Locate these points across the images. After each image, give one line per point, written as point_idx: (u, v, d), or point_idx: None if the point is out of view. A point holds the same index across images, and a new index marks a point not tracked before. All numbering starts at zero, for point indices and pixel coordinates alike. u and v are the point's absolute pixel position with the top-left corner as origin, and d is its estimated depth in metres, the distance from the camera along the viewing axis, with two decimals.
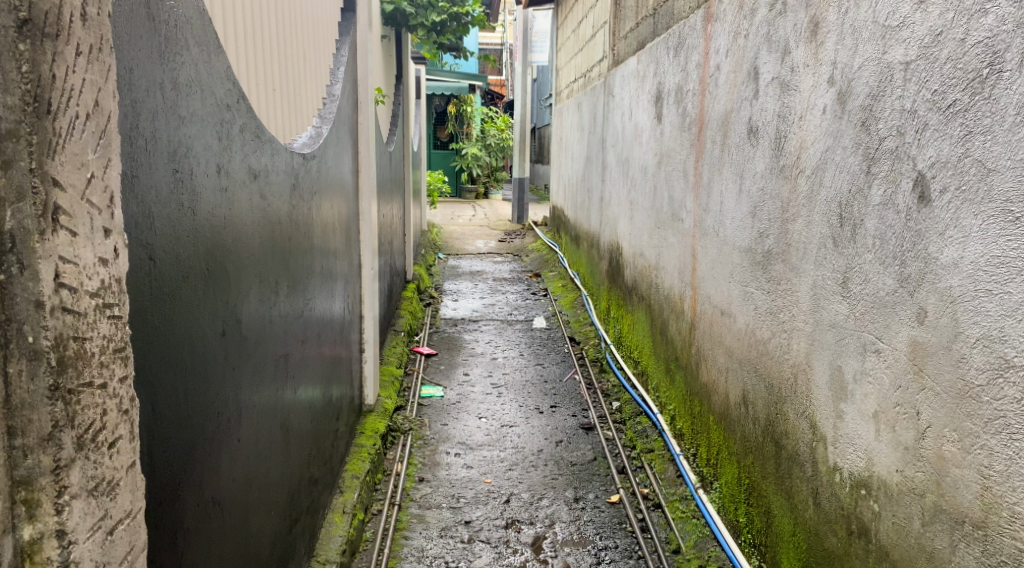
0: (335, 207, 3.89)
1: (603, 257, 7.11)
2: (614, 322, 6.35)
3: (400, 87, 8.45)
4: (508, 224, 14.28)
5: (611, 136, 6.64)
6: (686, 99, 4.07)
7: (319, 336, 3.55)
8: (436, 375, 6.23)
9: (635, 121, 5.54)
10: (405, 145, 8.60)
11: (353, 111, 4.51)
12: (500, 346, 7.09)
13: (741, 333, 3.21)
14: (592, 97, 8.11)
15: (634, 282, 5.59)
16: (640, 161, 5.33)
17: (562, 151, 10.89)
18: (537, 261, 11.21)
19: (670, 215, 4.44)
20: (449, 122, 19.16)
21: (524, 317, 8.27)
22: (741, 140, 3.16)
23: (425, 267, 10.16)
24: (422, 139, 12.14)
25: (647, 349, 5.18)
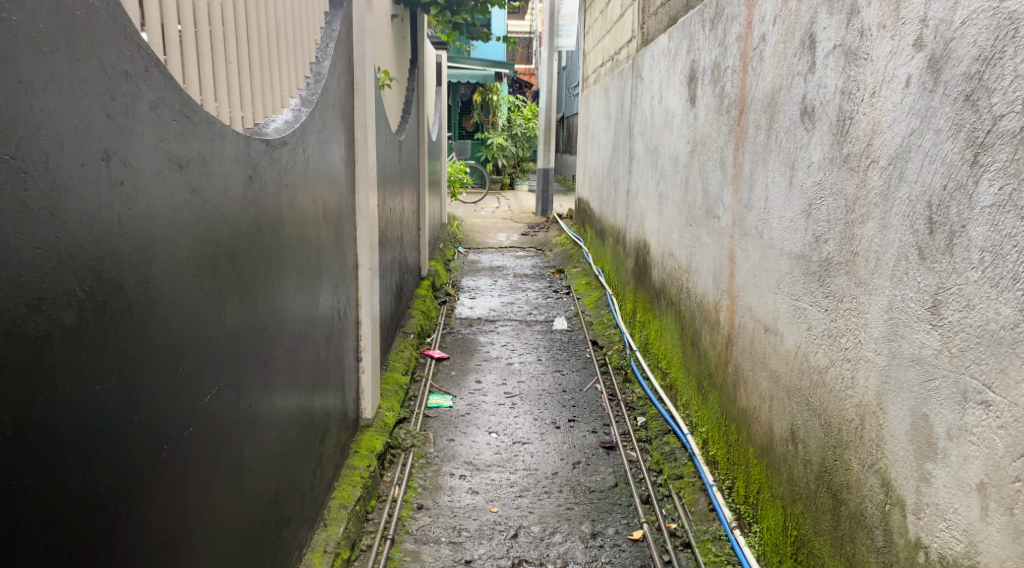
0: (319, 201, 3.41)
1: (628, 255, 6.60)
2: (640, 326, 5.85)
3: (416, 70, 7.95)
4: (532, 216, 13.79)
5: (639, 124, 6.10)
6: (724, 78, 3.53)
7: (296, 352, 3.08)
8: (446, 381, 5.76)
9: (666, 106, 4.99)
10: (420, 133, 8.11)
11: (346, 93, 4.02)
12: (517, 350, 6.60)
13: (791, 355, 2.69)
14: (620, 82, 7.56)
15: (663, 285, 5.08)
16: (671, 150, 4.79)
17: (588, 141, 10.35)
18: (560, 256, 10.71)
19: (703, 211, 3.91)
20: (475, 111, 18.68)
21: (545, 318, 7.78)
22: (791, 124, 2.64)
23: (443, 262, 9.69)
24: (442, 128, 11.64)
25: (676, 361, 4.67)
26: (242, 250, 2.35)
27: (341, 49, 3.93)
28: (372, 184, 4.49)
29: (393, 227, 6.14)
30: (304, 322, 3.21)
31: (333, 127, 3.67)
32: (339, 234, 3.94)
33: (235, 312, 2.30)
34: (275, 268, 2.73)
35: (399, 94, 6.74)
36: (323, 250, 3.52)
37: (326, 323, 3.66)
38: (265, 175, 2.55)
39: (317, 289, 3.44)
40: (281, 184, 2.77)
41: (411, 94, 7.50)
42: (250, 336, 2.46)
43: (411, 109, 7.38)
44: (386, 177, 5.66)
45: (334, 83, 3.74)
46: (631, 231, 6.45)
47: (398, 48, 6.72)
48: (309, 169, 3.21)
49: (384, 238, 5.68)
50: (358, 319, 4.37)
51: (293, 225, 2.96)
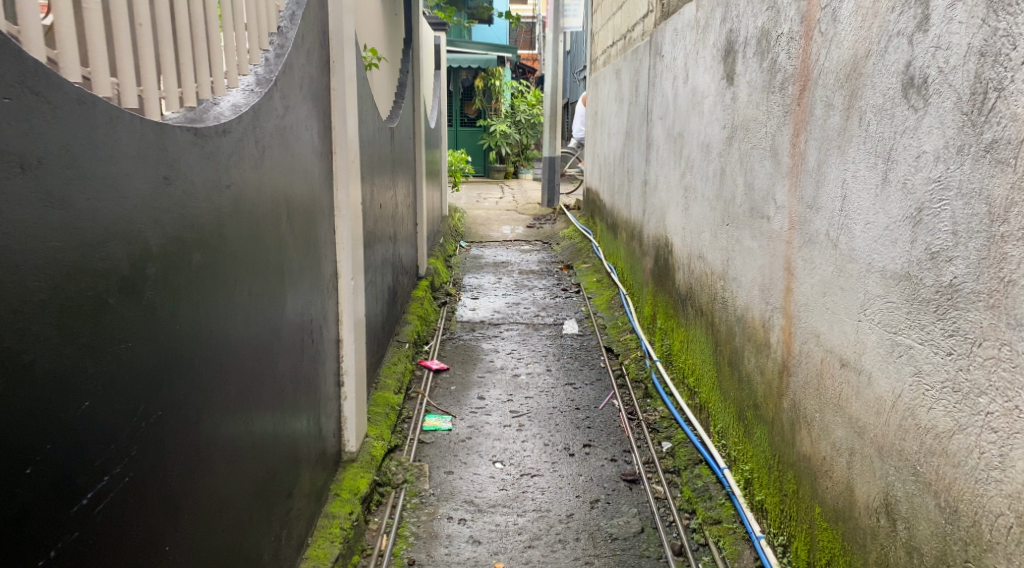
0: (281, 200, 2.80)
1: (646, 253, 5.98)
2: (662, 335, 5.23)
3: (410, 51, 7.28)
4: (538, 207, 13.14)
5: (658, 109, 5.47)
6: (777, 48, 2.91)
7: (254, 390, 2.50)
8: (445, 398, 5.15)
9: (693, 86, 4.36)
10: (415, 120, 7.45)
11: (319, 71, 3.40)
12: (524, 359, 5.99)
13: (881, 403, 2.06)
14: (634, 63, 6.91)
15: (690, 290, 4.46)
16: (700, 137, 4.16)
17: (597, 127, 9.69)
18: (568, 251, 10.08)
19: (745, 210, 3.29)
20: (477, 97, 18.01)
21: (553, 320, 7.16)
22: (884, 102, 2.02)
23: (442, 258, 9.07)
24: (441, 115, 10.98)
25: (708, 380, 4.05)
26: (161, 279, 1.74)
27: (312, 20, 3.30)
28: (354, 181, 3.87)
29: (384, 223, 5.52)
30: (264, 350, 2.61)
31: (301, 111, 3.06)
32: (313, 236, 3.33)
33: (158, 359, 1.71)
34: (217, 290, 2.13)
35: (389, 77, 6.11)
36: (289, 260, 2.92)
37: (297, 344, 3.07)
38: (194, 171, 1.93)
39: (282, 307, 2.84)
40: (220, 181, 2.14)
41: (404, 77, 6.86)
42: (184, 386, 1.87)
43: (405, 94, 6.74)
44: (375, 169, 5.05)
45: (302, 60, 3.12)
46: (650, 228, 5.82)
47: (388, 26, 6.07)
48: (266, 162, 2.59)
49: (373, 239, 5.08)
50: (338, 337, 3.76)
51: (241, 233, 2.34)
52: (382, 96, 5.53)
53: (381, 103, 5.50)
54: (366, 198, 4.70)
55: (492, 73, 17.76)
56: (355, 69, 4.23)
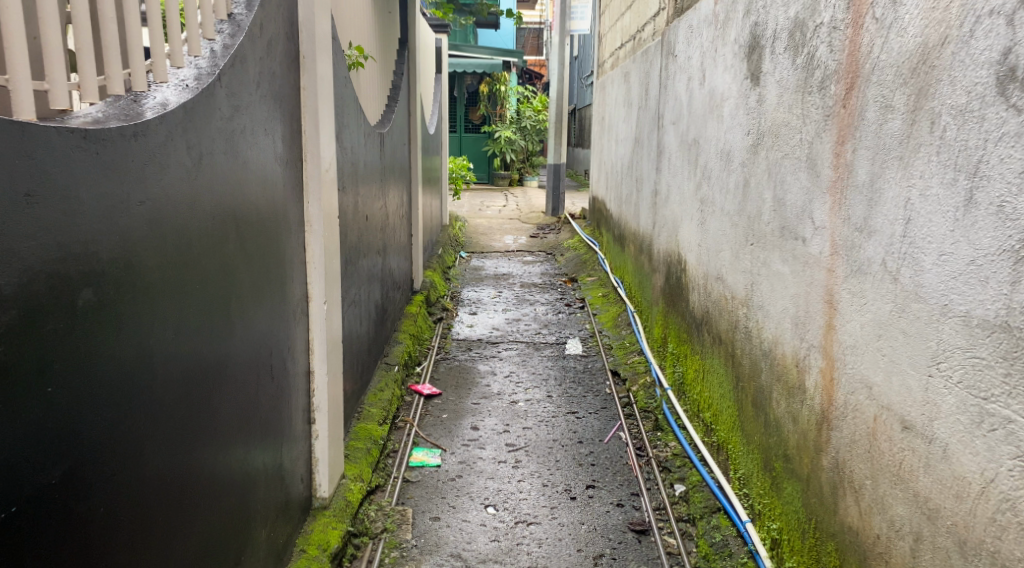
0: (229, 214, 2.39)
1: (656, 270, 5.54)
2: (674, 360, 4.81)
3: (406, 52, 6.87)
4: (542, 216, 12.70)
5: (670, 115, 5.05)
6: (813, 40, 2.48)
7: (187, 443, 2.09)
8: (435, 428, 4.73)
9: (711, 90, 3.93)
10: (410, 125, 7.03)
11: (284, 67, 2.99)
12: (523, 383, 5.56)
13: (962, 485, 1.64)
14: (644, 67, 6.49)
15: (706, 314, 4.03)
16: (718, 146, 3.74)
17: (604, 134, 9.27)
18: (573, 263, 9.65)
19: (774, 228, 2.86)
20: (482, 102, 17.62)
21: (556, 338, 6.73)
22: (972, 101, 1.60)
23: (440, 271, 8.65)
24: (442, 121, 10.56)
25: (728, 418, 3.62)
26: (14, 337, 1.42)
27: (277, 8, 2.89)
28: (330, 190, 3.45)
29: (372, 235, 5.08)
30: (206, 393, 2.22)
31: (256, 112, 2.65)
32: (276, 255, 2.92)
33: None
34: (125, 331, 1.73)
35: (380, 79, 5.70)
36: (241, 284, 2.51)
37: (254, 381, 2.67)
38: (63, 172, 1.51)
39: (231, 340, 2.43)
40: (125, 195, 1.74)
41: (398, 80, 6.45)
42: (61, 463, 1.53)
43: (398, 98, 6.33)
44: (360, 178, 4.64)
45: (261, 54, 2.71)
46: (660, 244, 5.39)
47: (379, 24, 5.66)
48: (204, 170, 2.18)
49: (358, 253, 4.67)
50: (308, 368, 3.33)
51: (165, 258, 1.93)
52: (370, 99, 5.13)
53: (368, 107, 5.09)
54: (348, 209, 4.28)
55: (496, 78, 17.33)
56: (334, 67, 3.82)
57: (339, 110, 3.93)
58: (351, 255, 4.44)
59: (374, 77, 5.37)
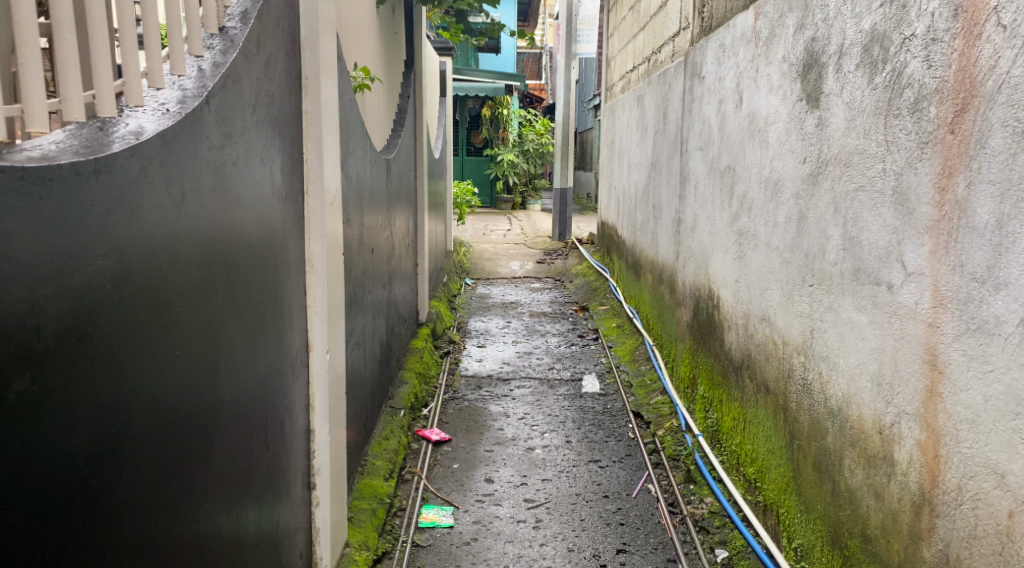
0: (219, 262, 2.03)
1: (681, 305, 5.19)
2: (706, 405, 4.44)
3: (411, 73, 6.52)
4: (549, 240, 12.36)
5: (696, 139, 4.71)
6: (899, 54, 2.14)
7: (164, 543, 1.74)
8: (446, 482, 4.35)
9: (751, 113, 3.59)
10: (415, 149, 6.67)
11: (284, 89, 2.63)
12: (539, 427, 5.18)
13: None
14: (662, 89, 6.16)
15: (748, 358, 3.67)
16: (762, 174, 3.39)
17: (615, 158, 8.94)
18: (583, 290, 9.30)
19: (846, 271, 2.50)
20: (483, 125, 17.31)
21: (571, 374, 6.36)
22: None
23: (446, 301, 8.29)
24: (446, 143, 10.22)
25: (778, 479, 3.25)
26: None
27: (276, 23, 2.54)
28: (334, 227, 3.09)
29: (377, 269, 4.72)
30: (185, 480, 1.84)
31: (252, 141, 2.29)
32: (273, 302, 2.56)
33: None
34: (55, 426, 1.40)
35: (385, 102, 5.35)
36: (232, 342, 2.14)
37: (246, 453, 2.30)
38: None
39: (220, 409, 2.06)
40: (56, 243, 1.38)
41: (403, 103, 6.10)
42: None
43: (403, 122, 5.98)
44: (366, 209, 4.28)
45: (258, 74, 2.35)
46: (685, 277, 5.03)
47: (384, 44, 5.32)
48: (187, 213, 1.82)
49: (363, 291, 4.30)
50: (309, 427, 2.96)
51: (127, 325, 1.57)
52: (375, 123, 4.78)
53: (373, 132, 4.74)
54: (353, 243, 3.92)
55: (499, 101, 17.05)
56: (338, 89, 3.47)
57: (343, 137, 3.57)
58: (355, 294, 4.07)
59: (379, 99, 5.01)
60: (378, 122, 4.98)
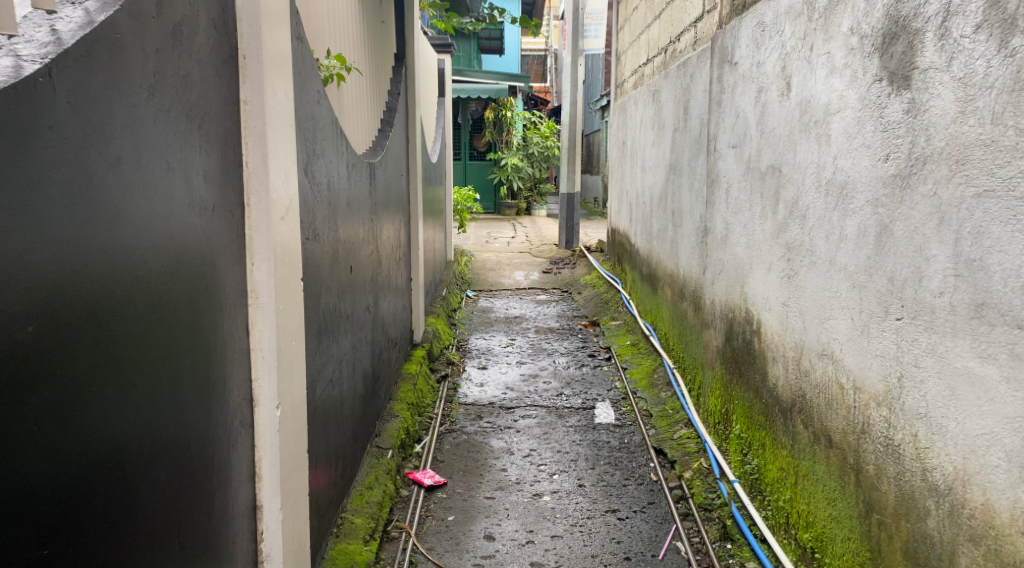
0: (62, 288, 1.39)
1: (709, 329, 4.57)
2: (745, 448, 3.83)
3: (403, 68, 5.87)
4: (555, 248, 11.73)
5: (728, 136, 4.09)
6: None
7: None
8: (440, 539, 3.73)
9: (803, 103, 2.96)
10: (408, 152, 6.03)
11: (208, 71, 2.01)
12: (547, 467, 4.56)
13: None
14: (683, 83, 5.55)
15: (803, 401, 3.04)
16: (822, 178, 2.77)
17: (627, 161, 8.33)
18: (593, 304, 8.68)
19: (958, 307, 1.89)
20: (486, 128, 16.68)
21: (583, 401, 5.74)
22: None
23: (445, 316, 7.66)
24: (445, 146, 9.58)
25: (845, 556, 2.62)
26: None
27: None
28: (288, 247, 2.45)
29: (360, 291, 4.09)
30: None
31: (147, 139, 1.66)
32: (190, 344, 1.94)
33: None
34: None
35: (370, 100, 4.74)
36: (103, 423, 1.52)
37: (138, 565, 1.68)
38: None
39: (62, 499, 1.42)
40: None
41: (392, 101, 5.48)
42: None
43: (393, 123, 5.37)
44: (344, 223, 3.66)
45: (158, 47, 1.72)
46: (714, 297, 4.41)
47: (369, 33, 4.69)
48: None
49: (342, 318, 3.68)
50: (254, 503, 2.33)
51: None
52: (357, 122, 4.16)
53: (354, 133, 4.13)
54: (325, 263, 3.29)
55: (502, 103, 16.43)
56: (300, 79, 2.85)
57: (306, 137, 2.93)
58: (331, 324, 3.44)
59: (361, 96, 4.40)
60: (361, 123, 4.36)
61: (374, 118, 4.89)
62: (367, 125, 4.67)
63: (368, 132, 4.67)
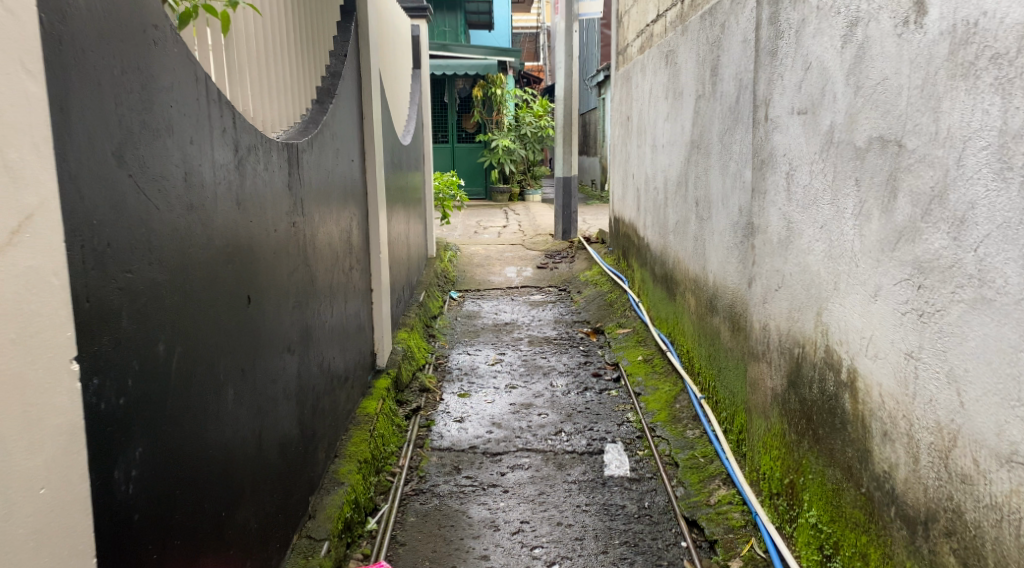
0: None
1: (758, 363, 3.40)
2: (826, 547, 2.66)
3: (354, 24, 4.64)
4: (551, 239, 10.53)
5: (792, 99, 2.93)
6: None
7: None
8: None
9: (956, 32, 1.81)
10: (363, 131, 4.83)
11: None
12: (545, 555, 3.39)
13: None
14: (713, 37, 4.36)
15: (954, 520, 1.89)
16: (1016, 155, 1.63)
17: (634, 139, 7.14)
18: (596, 307, 7.51)
19: None
20: (475, 107, 15.44)
21: (588, 442, 4.58)
22: None
23: (420, 327, 6.47)
24: (420, 126, 8.36)
25: None
26: None
27: None
28: None
29: (275, 327, 2.90)
30: None
31: None
32: None
33: None
34: None
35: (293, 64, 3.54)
36: None
37: None
38: None
39: None
40: None
41: (335, 68, 4.27)
42: None
43: (337, 97, 4.17)
44: (232, 235, 2.48)
45: None
46: (769, 322, 3.25)
47: None
48: None
49: (238, 376, 2.51)
50: None
51: None
52: (261, 92, 2.97)
53: (256, 107, 2.94)
54: (186, 305, 2.10)
55: (491, 80, 15.16)
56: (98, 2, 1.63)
57: (119, 103, 1.72)
58: (209, 395, 2.26)
59: (276, 58, 3.21)
60: (273, 93, 3.17)
61: (301, 88, 3.70)
62: (286, 97, 3.47)
63: (288, 106, 3.48)
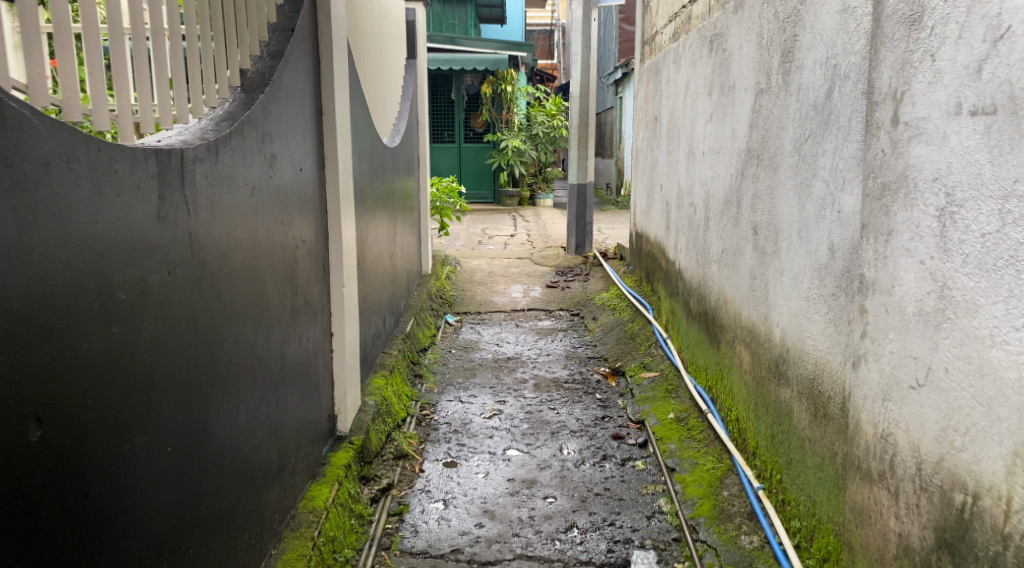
0: None
1: (869, 486, 2.29)
2: None
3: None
4: (562, 252, 9.42)
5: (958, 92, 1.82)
6: None
7: None
8: None
9: None
10: (319, 130, 3.73)
11: None
12: None
13: None
14: (788, 11, 3.25)
15: None
16: None
17: (664, 144, 6.03)
18: (615, 340, 6.39)
19: None
20: (483, 105, 14.28)
21: (609, 547, 3.48)
22: None
23: (403, 367, 5.38)
24: (414, 124, 7.25)
25: None
26: None
27: None
28: None
29: (123, 450, 1.84)
30: None
31: None
32: None
33: None
34: None
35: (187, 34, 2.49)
36: None
37: None
38: None
39: None
40: None
41: (275, 48, 3.22)
42: None
43: (274, 87, 3.09)
44: None
45: None
46: (892, 431, 2.15)
47: None
48: None
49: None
50: None
51: None
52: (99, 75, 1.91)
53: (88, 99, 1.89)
54: None
55: (501, 76, 14.00)
56: None
57: None
58: None
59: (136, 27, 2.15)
60: (136, 76, 2.12)
61: (206, 73, 2.64)
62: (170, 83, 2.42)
63: (174, 96, 2.43)
